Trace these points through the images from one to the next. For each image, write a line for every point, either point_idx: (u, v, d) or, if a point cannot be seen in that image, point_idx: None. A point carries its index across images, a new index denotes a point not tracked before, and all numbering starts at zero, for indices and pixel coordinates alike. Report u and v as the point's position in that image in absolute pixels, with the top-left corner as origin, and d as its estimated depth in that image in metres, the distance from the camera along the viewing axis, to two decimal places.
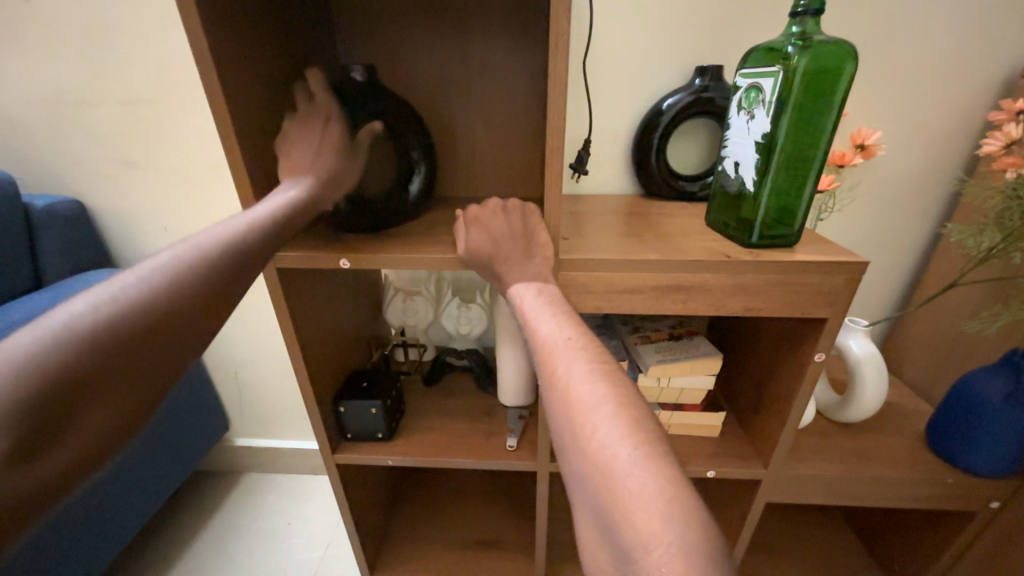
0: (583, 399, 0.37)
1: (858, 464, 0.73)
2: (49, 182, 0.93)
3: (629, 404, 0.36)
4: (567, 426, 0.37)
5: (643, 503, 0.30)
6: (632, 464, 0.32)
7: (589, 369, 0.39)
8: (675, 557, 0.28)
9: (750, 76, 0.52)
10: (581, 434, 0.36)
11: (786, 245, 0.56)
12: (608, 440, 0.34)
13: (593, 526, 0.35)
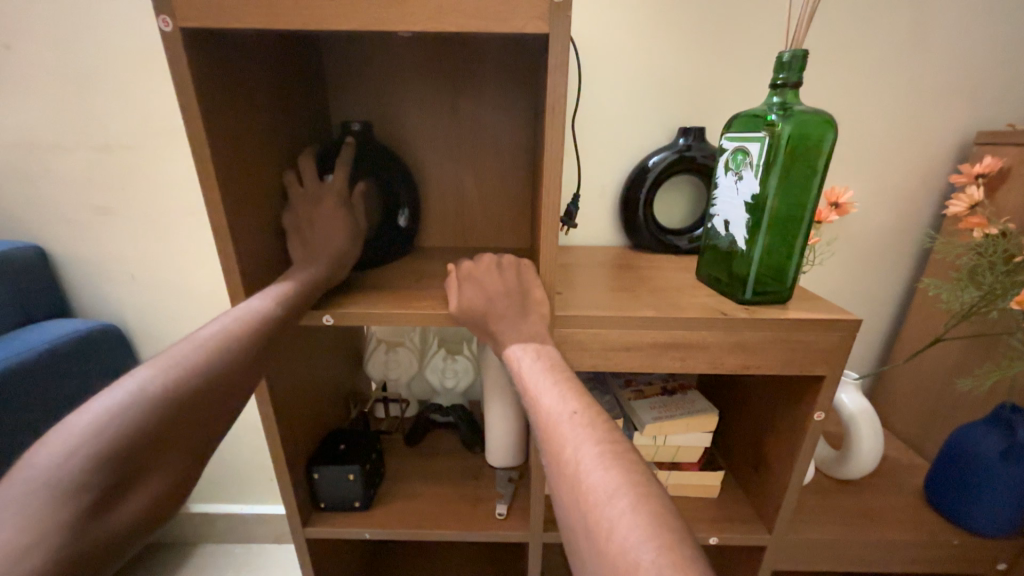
0: (596, 486, 0.34)
1: (862, 525, 0.70)
2: (9, 226, 0.87)
3: (647, 492, 0.33)
4: (580, 519, 0.34)
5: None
6: (657, 568, 0.28)
7: (599, 451, 0.36)
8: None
9: (735, 140, 0.54)
10: (597, 530, 0.32)
11: (779, 302, 0.56)
12: (629, 539, 0.30)
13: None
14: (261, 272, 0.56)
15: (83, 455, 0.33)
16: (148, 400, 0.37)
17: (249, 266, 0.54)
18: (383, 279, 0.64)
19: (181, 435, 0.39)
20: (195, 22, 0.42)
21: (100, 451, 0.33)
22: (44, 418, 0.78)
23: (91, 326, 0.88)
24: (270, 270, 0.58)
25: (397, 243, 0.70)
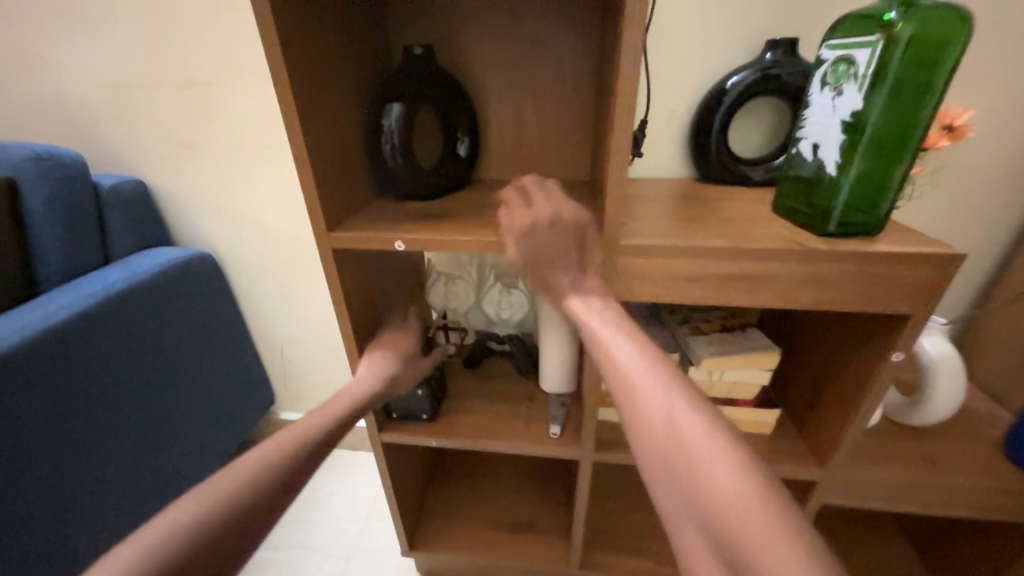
0: (657, 396, 0.43)
1: (926, 469, 0.69)
2: (113, 161, 0.97)
3: (699, 402, 0.42)
4: (655, 427, 0.42)
5: (747, 503, 0.34)
6: (725, 460, 0.37)
7: (655, 373, 0.45)
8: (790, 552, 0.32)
9: (839, 48, 0.48)
10: (670, 436, 0.40)
11: (866, 233, 0.51)
12: (700, 442, 0.39)
13: (685, 522, 0.38)
14: (336, 200, 0.60)
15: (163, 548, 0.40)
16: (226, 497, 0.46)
17: (326, 194, 0.57)
18: (445, 209, 0.66)
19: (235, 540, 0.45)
20: None
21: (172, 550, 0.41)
22: (158, 333, 0.91)
23: (189, 254, 0.99)
24: (343, 199, 0.62)
25: (458, 174, 0.71)
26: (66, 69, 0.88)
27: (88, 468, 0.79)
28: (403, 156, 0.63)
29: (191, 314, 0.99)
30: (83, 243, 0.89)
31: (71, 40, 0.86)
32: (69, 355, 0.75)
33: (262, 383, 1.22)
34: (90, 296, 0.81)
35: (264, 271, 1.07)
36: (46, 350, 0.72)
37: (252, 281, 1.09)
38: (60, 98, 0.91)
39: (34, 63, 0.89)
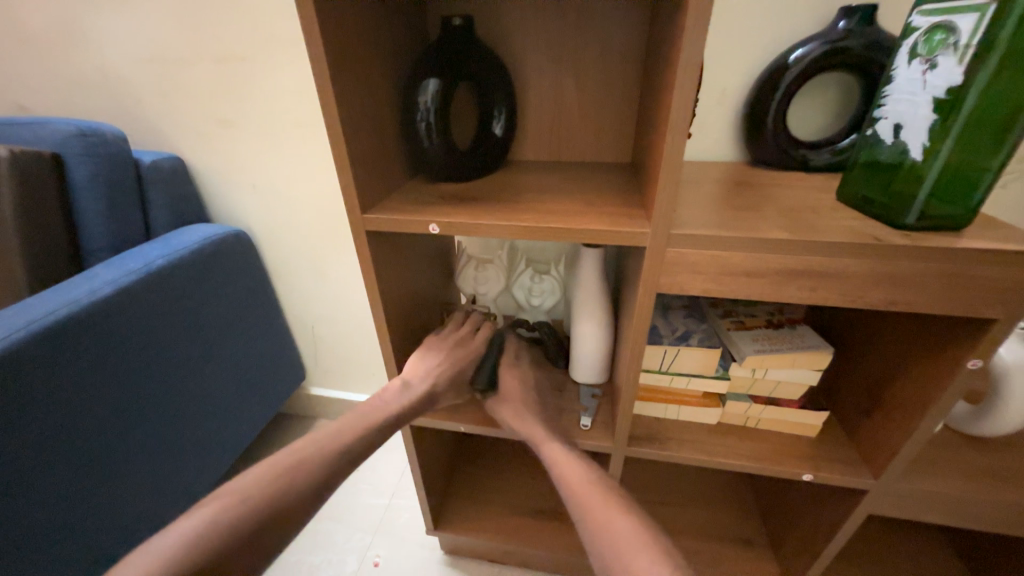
0: (617, 525, 0.54)
1: (990, 485, 0.64)
2: (154, 138, 0.98)
3: (646, 527, 0.54)
4: (605, 549, 0.52)
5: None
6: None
7: (617, 506, 0.56)
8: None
9: (938, 13, 0.42)
10: (628, 565, 0.50)
11: (951, 228, 0.46)
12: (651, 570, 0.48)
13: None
14: (371, 179, 0.58)
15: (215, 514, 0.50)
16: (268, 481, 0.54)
17: (362, 174, 0.55)
18: (481, 192, 0.63)
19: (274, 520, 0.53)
20: None
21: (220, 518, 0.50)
22: (195, 309, 0.94)
23: (227, 232, 1.00)
24: (379, 180, 0.60)
25: (493, 154, 0.67)
26: (107, 44, 0.89)
27: (133, 437, 0.83)
28: (438, 135, 0.60)
29: (227, 291, 1.01)
30: (125, 219, 0.91)
31: (113, 15, 0.86)
32: (115, 321, 0.78)
33: (293, 360, 1.25)
34: (132, 271, 0.83)
35: (297, 250, 1.08)
36: (94, 315, 0.75)
37: (285, 260, 1.10)
38: (101, 73, 0.92)
39: (79, 39, 0.90)
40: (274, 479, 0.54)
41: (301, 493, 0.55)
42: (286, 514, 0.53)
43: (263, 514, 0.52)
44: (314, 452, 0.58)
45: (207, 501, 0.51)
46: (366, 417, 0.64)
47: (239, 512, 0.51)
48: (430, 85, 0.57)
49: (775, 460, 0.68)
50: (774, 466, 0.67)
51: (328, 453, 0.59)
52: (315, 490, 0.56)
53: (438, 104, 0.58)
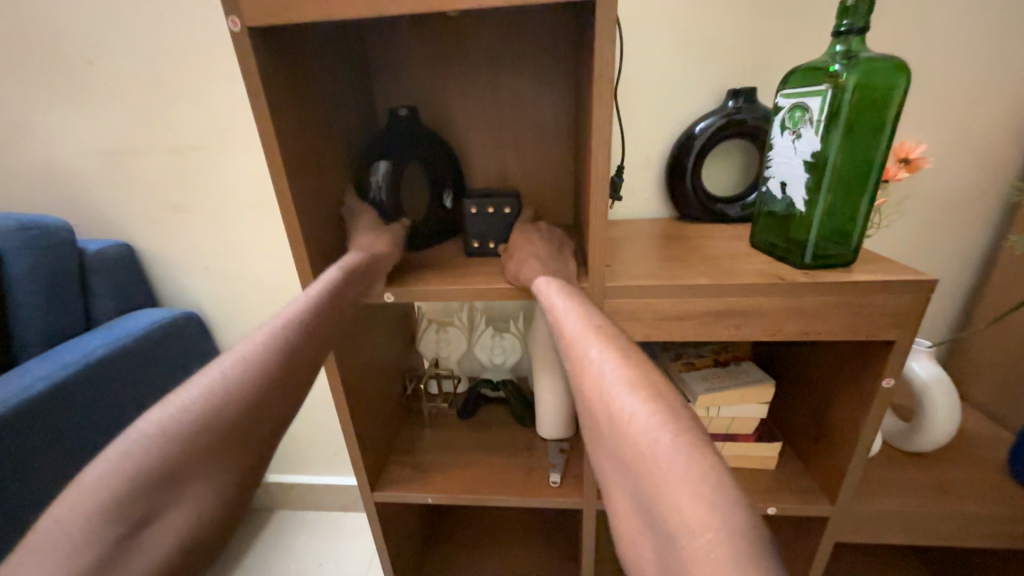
0: (629, 412, 0.37)
1: (936, 498, 0.67)
2: (102, 226, 0.97)
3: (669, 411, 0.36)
4: (603, 416, 0.41)
5: (688, 491, 0.30)
6: (674, 450, 0.32)
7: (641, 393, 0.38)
8: (719, 546, 0.27)
9: (793, 96, 0.51)
10: (646, 452, 0.34)
11: (842, 265, 0.53)
12: (648, 425, 0.35)
13: (633, 520, 0.37)
14: (325, 253, 0.60)
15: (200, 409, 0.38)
16: (248, 370, 0.43)
17: (315, 249, 0.57)
18: (430, 260, 0.67)
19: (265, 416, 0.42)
20: (261, 19, 0.45)
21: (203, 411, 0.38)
22: (136, 399, 0.88)
23: (175, 314, 0.98)
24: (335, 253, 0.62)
25: (445, 223, 0.72)
26: (59, 140, 0.91)
27: None
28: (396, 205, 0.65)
29: (172, 373, 0.96)
30: (65, 308, 0.87)
31: (66, 114, 0.88)
32: (51, 421, 0.72)
33: None
34: (70, 365, 0.78)
35: (252, 328, 1.06)
36: (25, 419, 0.69)
37: (239, 338, 1.07)
38: (51, 167, 0.93)
39: (29, 136, 0.91)
40: (233, 375, 0.42)
41: (273, 394, 0.43)
42: (262, 412, 0.42)
43: (242, 417, 0.40)
44: (271, 350, 0.45)
45: (172, 397, 0.39)
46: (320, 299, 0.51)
47: (209, 410, 0.39)
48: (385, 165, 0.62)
49: None
50: None
51: (286, 351, 0.47)
52: (298, 373, 0.47)
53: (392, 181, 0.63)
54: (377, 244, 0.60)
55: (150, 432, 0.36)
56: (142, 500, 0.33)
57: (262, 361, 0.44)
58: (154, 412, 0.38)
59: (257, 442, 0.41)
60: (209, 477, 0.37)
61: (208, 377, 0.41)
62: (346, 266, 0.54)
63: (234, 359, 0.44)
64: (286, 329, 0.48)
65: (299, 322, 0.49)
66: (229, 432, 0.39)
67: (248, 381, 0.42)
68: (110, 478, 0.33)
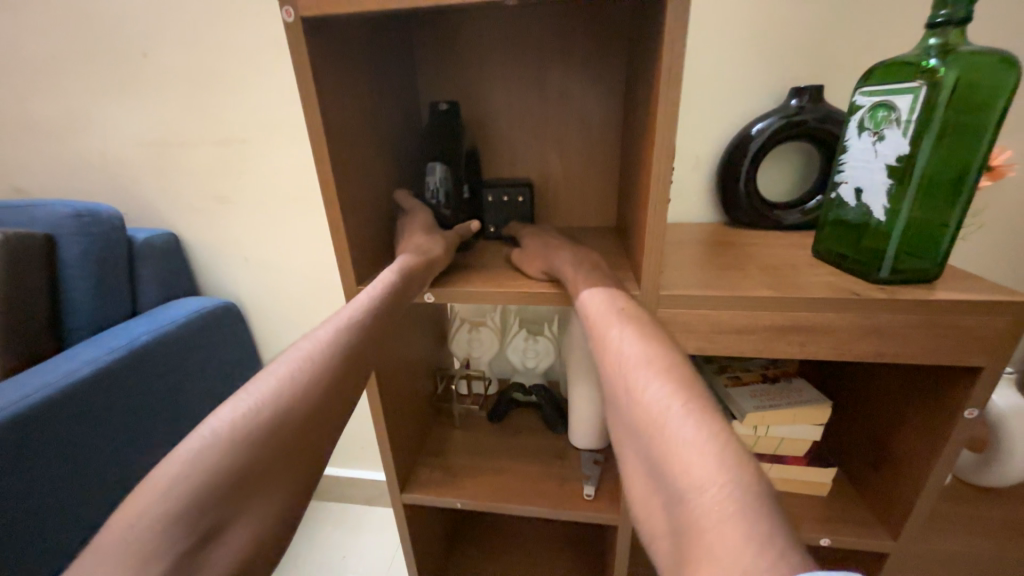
0: (660, 410, 0.37)
1: (1014, 540, 0.61)
2: (149, 215, 1.00)
3: (704, 409, 0.36)
4: (619, 390, 0.42)
5: (700, 454, 0.32)
6: (684, 417, 0.35)
7: (668, 388, 0.38)
8: (727, 500, 0.29)
9: (876, 94, 0.47)
10: (672, 447, 0.34)
11: (924, 281, 0.48)
12: (661, 396, 0.38)
13: (644, 495, 0.38)
14: (368, 250, 0.58)
15: (263, 408, 0.40)
16: (305, 370, 0.43)
17: (358, 246, 0.56)
18: (470, 259, 0.65)
19: (327, 415, 0.43)
20: (316, 8, 0.44)
21: (269, 411, 0.40)
22: (173, 386, 0.90)
23: (214, 304, 0.99)
24: (378, 252, 0.61)
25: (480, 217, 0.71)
26: (113, 130, 0.93)
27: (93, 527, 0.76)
28: (452, 201, 0.64)
29: (210, 362, 0.98)
30: (112, 294, 0.90)
31: (121, 106, 0.91)
32: (92, 407, 0.74)
33: None
34: (115, 351, 0.80)
35: (286, 320, 1.07)
36: (68, 403, 0.71)
37: (273, 329, 1.09)
38: (106, 157, 0.96)
39: (86, 127, 0.94)
40: (294, 379, 0.43)
41: (334, 396, 0.44)
42: (325, 413, 0.43)
43: (302, 413, 0.41)
44: (331, 347, 0.46)
45: (238, 397, 0.40)
46: (370, 299, 0.50)
47: (273, 414, 0.40)
48: (436, 168, 0.62)
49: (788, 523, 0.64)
50: None
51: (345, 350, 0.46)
52: (356, 371, 0.47)
53: (449, 179, 0.63)
54: (432, 246, 0.57)
55: (220, 428, 0.37)
56: (214, 504, 0.34)
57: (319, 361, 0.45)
58: (225, 407, 0.39)
59: (318, 437, 0.42)
60: (276, 483, 0.38)
61: (274, 373, 0.43)
62: (402, 267, 0.52)
63: (295, 358, 0.44)
64: (339, 329, 0.47)
65: (351, 324, 0.48)
66: (287, 435, 0.39)
67: (306, 382, 0.43)
68: (184, 477, 0.34)
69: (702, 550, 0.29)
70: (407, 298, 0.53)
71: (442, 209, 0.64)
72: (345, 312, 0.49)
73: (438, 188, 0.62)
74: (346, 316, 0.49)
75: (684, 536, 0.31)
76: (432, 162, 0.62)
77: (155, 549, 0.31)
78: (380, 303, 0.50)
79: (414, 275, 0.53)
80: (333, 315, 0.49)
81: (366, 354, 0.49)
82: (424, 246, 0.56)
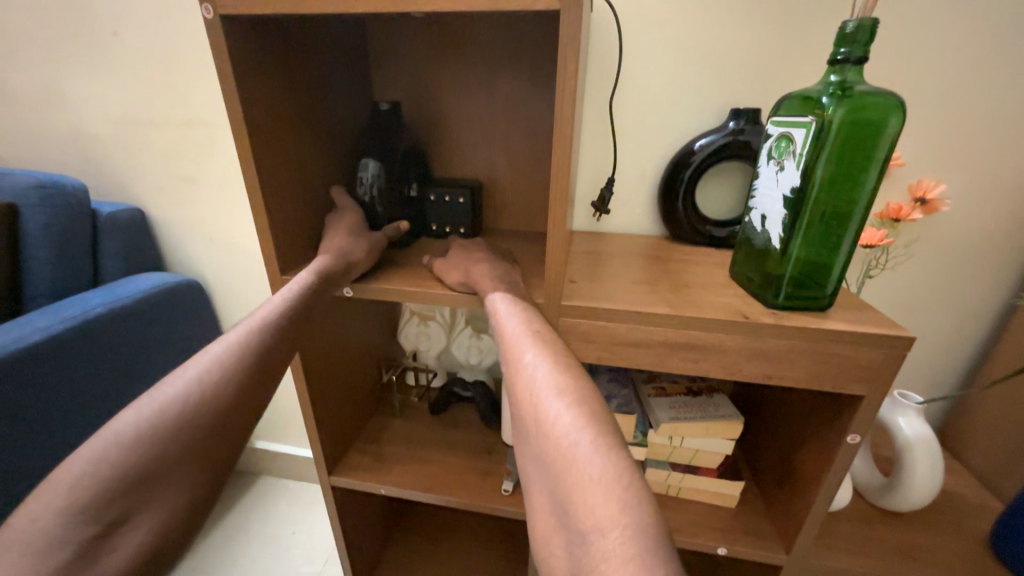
0: (565, 437, 0.39)
1: (902, 563, 0.63)
2: (117, 190, 1.02)
3: (607, 437, 0.38)
4: (530, 418, 0.43)
5: (605, 492, 0.34)
6: (592, 451, 0.37)
7: (575, 415, 0.40)
8: (624, 531, 0.32)
9: (781, 125, 0.49)
10: (578, 473, 0.36)
11: (815, 309, 0.50)
12: (569, 429, 0.39)
13: (548, 518, 0.40)
14: (296, 243, 0.60)
15: (171, 410, 0.42)
16: (217, 374, 0.46)
17: (284, 238, 0.58)
18: (401, 256, 0.67)
19: (241, 412, 0.46)
20: (232, 8, 0.45)
21: (176, 412, 0.42)
22: (128, 358, 0.93)
23: (177, 280, 1.01)
24: (308, 243, 0.63)
25: (422, 218, 0.74)
26: (83, 105, 0.95)
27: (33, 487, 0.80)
28: (386, 199, 0.66)
29: (167, 338, 1.01)
30: (73, 265, 0.93)
31: (90, 81, 0.93)
32: (39, 374, 0.77)
33: None
34: (67, 320, 0.82)
35: (247, 300, 1.09)
36: (18, 368, 0.74)
37: (235, 308, 1.11)
38: (75, 131, 0.98)
39: (57, 100, 0.96)
40: (202, 381, 0.45)
41: (246, 394, 0.47)
42: (235, 408, 0.46)
43: (211, 413, 0.44)
44: (239, 350, 0.48)
45: (142, 401, 0.43)
46: (285, 302, 0.52)
47: (181, 415, 0.42)
48: (370, 164, 0.63)
49: (691, 531, 0.67)
50: (690, 538, 0.65)
51: (253, 358, 0.48)
52: (269, 367, 0.49)
53: (383, 177, 0.64)
54: (356, 247, 0.59)
55: (125, 431, 0.40)
56: (116, 498, 0.38)
57: (232, 365, 0.47)
58: (131, 409, 0.42)
59: (227, 434, 0.45)
60: (183, 476, 0.42)
61: (179, 378, 0.44)
62: (319, 267, 0.55)
63: (204, 362, 0.46)
64: (252, 333, 0.49)
65: (268, 325, 0.50)
66: (198, 437, 0.43)
67: (219, 386, 0.45)
68: (87, 475, 0.37)
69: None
70: (324, 297, 0.56)
71: (375, 206, 0.65)
72: (260, 315, 0.51)
73: (371, 184, 0.64)
74: (261, 319, 0.51)
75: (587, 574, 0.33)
76: (366, 158, 0.63)
77: (62, 535, 0.36)
78: (296, 306, 0.52)
79: (331, 278, 0.55)
80: (247, 318, 0.51)
81: (285, 352, 0.51)
82: (343, 247, 0.58)
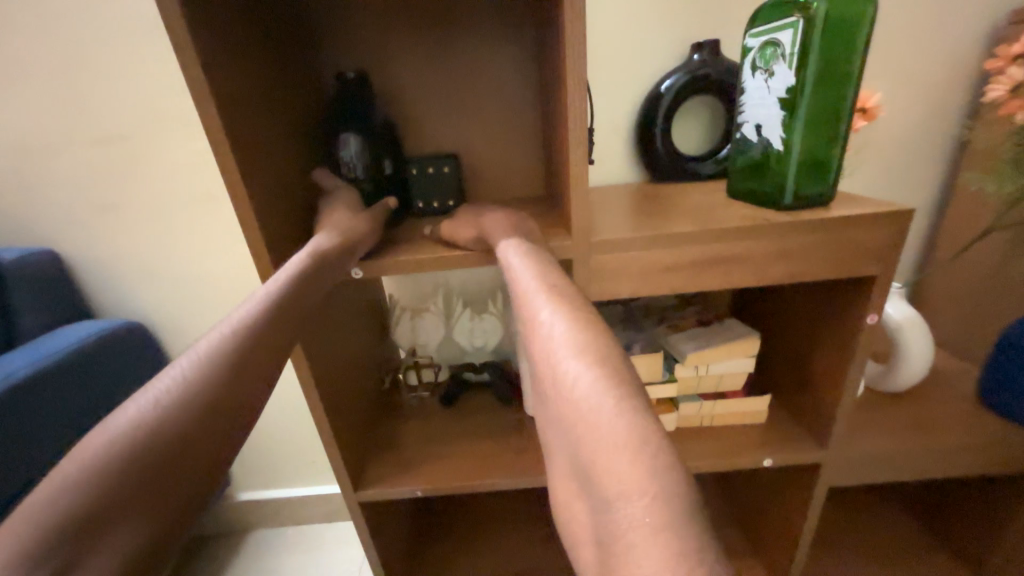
0: (582, 393, 0.32)
1: (917, 434, 0.69)
2: (18, 234, 0.86)
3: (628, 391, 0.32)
4: (546, 375, 0.38)
5: (619, 458, 0.28)
6: (607, 409, 0.30)
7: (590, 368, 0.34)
8: (650, 499, 0.25)
9: (762, 34, 0.51)
10: (592, 435, 0.30)
11: (820, 205, 0.53)
12: (588, 388, 0.32)
13: (570, 483, 0.35)
14: (281, 234, 0.54)
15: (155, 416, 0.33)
16: (205, 374, 0.36)
17: (270, 226, 0.51)
18: (398, 235, 0.62)
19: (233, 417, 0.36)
20: None
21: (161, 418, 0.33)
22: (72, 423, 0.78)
23: (114, 325, 0.87)
24: (293, 233, 0.56)
25: (406, 196, 0.69)
26: None
27: None
28: (370, 174, 0.61)
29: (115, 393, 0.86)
30: None
31: None
32: None
33: None
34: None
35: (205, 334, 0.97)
36: None
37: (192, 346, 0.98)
38: None
39: None
40: (186, 385, 0.35)
41: (235, 396, 0.37)
42: (227, 410, 0.36)
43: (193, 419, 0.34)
44: (227, 348, 0.39)
45: (114, 417, 0.32)
46: (276, 293, 0.45)
47: (163, 420, 0.32)
48: (349, 138, 0.58)
49: (734, 452, 0.68)
50: (736, 459, 0.67)
51: (240, 354, 0.39)
52: (263, 363, 0.40)
53: (362, 151, 0.59)
54: (354, 225, 0.53)
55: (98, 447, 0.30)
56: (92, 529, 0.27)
57: (221, 364, 0.38)
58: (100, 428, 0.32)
59: (220, 443, 0.35)
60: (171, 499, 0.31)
61: (153, 389, 0.35)
62: (312, 251, 0.49)
63: (184, 366, 0.37)
64: (243, 328, 0.41)
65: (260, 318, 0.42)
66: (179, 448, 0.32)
67: (206, 387, 0.36)
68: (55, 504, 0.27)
69: (627, 557, 0.25)
70: (317, 288, 0.49)
71: (360, 183, 0.61)
72: (250, 309, 0.43)
73: (353, 161, 0.59)
74: (252, 313, 0.43)
75: (610, 548, 0.27)
76: (342, 133, 0.58)
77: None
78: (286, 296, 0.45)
79: (323, 264, 0.49)
80: (236, 314, 0.42)
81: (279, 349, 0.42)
82: (336, 226, 0.52)
